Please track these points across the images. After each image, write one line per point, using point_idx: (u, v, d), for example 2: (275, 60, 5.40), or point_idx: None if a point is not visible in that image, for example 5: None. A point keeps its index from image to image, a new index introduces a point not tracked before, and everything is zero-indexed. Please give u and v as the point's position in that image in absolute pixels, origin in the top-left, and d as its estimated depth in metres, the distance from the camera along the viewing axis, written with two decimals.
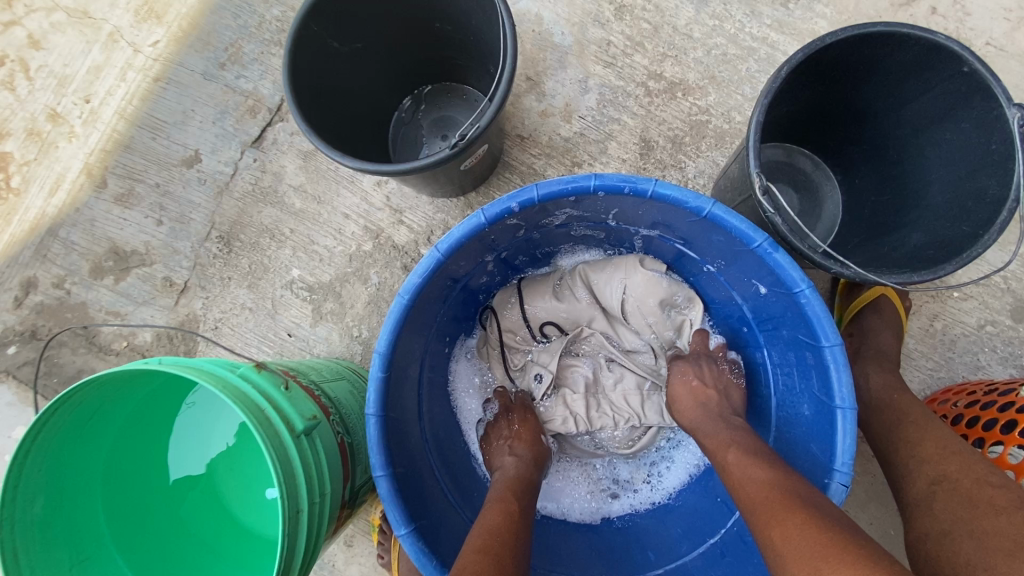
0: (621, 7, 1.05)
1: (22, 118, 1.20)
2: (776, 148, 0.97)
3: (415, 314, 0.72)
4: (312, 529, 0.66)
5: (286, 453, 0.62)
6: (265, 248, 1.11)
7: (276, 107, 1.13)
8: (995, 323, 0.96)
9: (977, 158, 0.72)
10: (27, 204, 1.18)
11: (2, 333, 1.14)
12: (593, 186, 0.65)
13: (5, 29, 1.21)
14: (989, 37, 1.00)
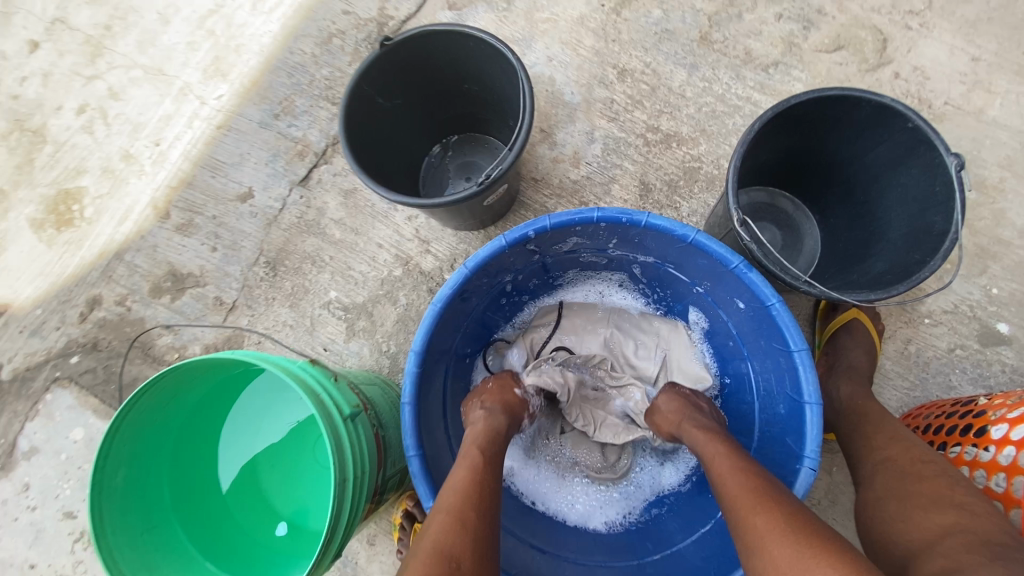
0: (622, 72, 1.22)
1: (99, 158, 1.38)
2: (759, 192, 1.11)
3: (446, 323, 0.85)
4: (355, 499, 0.77)
5: (337, 431, 0.74)
6: (306, 272, 1.25)
7: (322, 151, 1.29)
8: (965, 347, 1.06)
9: (927, 198, 0.84)
10: (97, 232, 1.34)
11: (67, 345, 1.28)
12: (595, 216, 0.80)
13: (92, 84, 1.42)
14: (947, 98, 1.14)
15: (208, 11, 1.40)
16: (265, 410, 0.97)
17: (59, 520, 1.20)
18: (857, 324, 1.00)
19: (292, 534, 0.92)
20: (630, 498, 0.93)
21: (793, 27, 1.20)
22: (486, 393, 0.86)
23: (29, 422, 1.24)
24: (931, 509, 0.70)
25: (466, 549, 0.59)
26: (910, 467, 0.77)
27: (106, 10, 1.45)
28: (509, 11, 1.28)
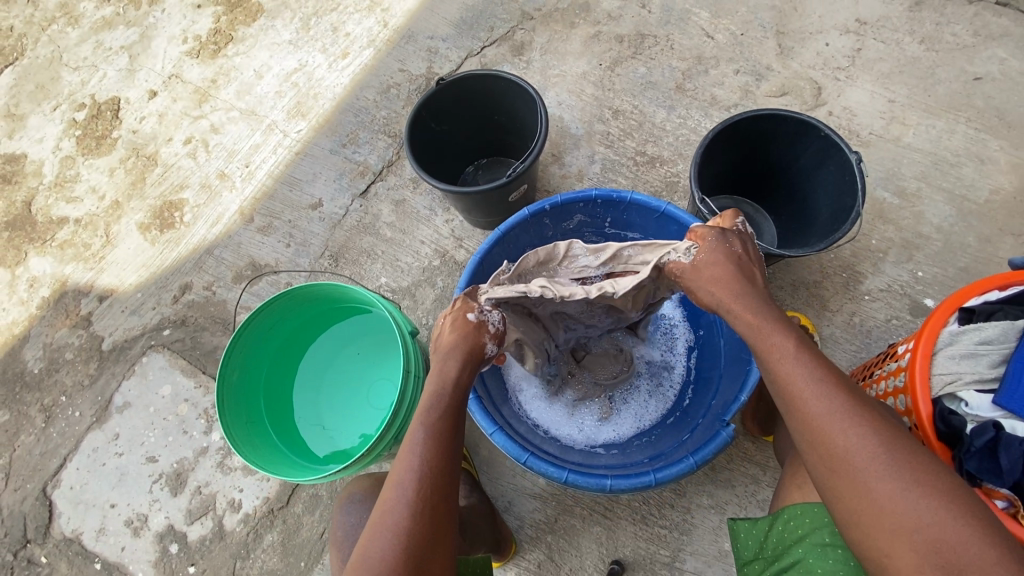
0: (616, 111, 1.57)
1: (199, 176, 1.73)
2: (727, 199, 1.39)
3: (482, 274, 1.12)
4: (411, 396, 1.01)
5: (407, 341, 1.01)
6: (362, 263, 1.54)
7: (378, 171, 1.63)
8: (899, 318, 1.30)
9: (842, 187, 1.13)
10: (193, 233, 1.65)
11: (161, 321, 1.55)
12: (594, 193, 1.09)
13: (198, 122, 1.80)
14: (871, 129, 1.46)
15: (294, 69, 1.81)
16: (328, 354, 1.24)
17: (141, 464, 1.41)
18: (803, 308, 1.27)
19: (343, 450, 1.16)
20: (619, 423, 1.17)
21: (748, 78, 1.55)
22: (441, 332, 0.89)
23: (125, 381, 1.49)
24: None
25: (398, 557, 0.69)
26: None
27: (213, 68, 1.86)
28: (528, 68, 1.66)
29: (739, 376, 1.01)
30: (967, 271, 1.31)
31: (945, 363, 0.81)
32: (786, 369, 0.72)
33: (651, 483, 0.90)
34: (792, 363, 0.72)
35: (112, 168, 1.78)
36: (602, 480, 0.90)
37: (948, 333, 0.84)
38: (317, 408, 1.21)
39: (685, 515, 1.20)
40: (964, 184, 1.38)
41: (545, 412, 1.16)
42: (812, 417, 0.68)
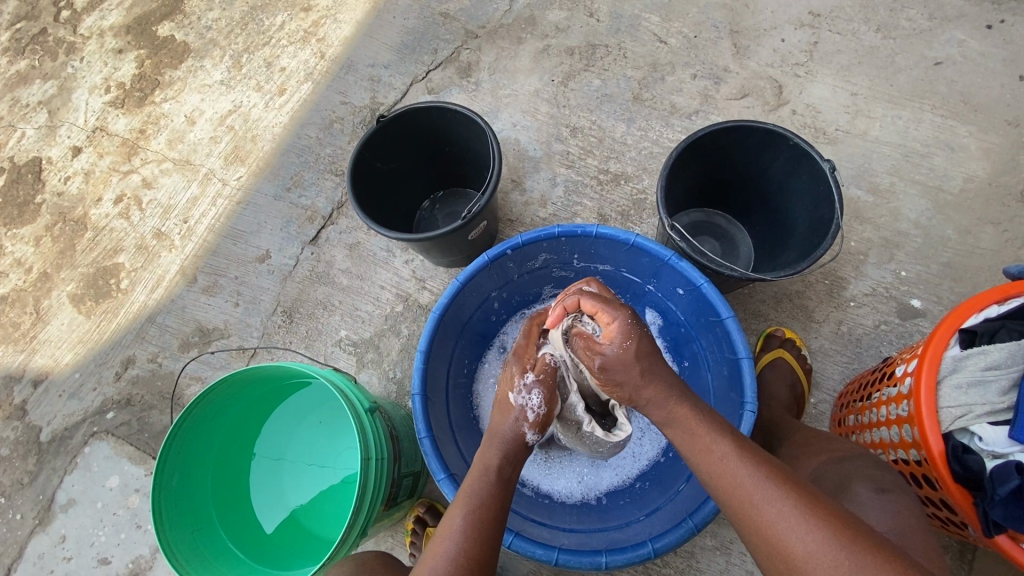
0: (574, 129, 1.49)
1: (134, 237, 1.59)
2: (697, 212, 1.34)
3: (444, 329, 1.02)
4: (376, 481, 0.91)
5: (363, 420, 0.91)
6: (318, 316, 1.43)
7: (328, 214, 1.52)
8: (888, 323, 1.24)
9: (817, 197, 1.07)
10: (132, 300, 1.52)
11: (103, 402, 1.42)
12: (556, 231, 1.00)
13: (128, 177, 1.66)
14: (837, 125, 1.41)
15: (228, 111, 1.68)
16: (286, 431, 1.14)
17: (94, 567, 1.28)
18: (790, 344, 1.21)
19: (313, 536, 1.08)
20: (620, 466, 1.07)
21: (706, 82, 1.48)
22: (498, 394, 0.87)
23: (68, 475, 1.36)
24: (814, 457, 0.89)
25: None
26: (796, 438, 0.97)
27: (140, 117, 1.71)
28: (477, 90, 1.56)
29: (733, 418, 0.93)
30: (950, 266, 1.27)
31: (951, 394, 0.76)
32: (728, 474, 0.69)
33: (650, 554, 0.83)
34: (734, 468, 0.69)
35: (37, 237, 1.62)
36: (596, 558, 0.83)
37: (950, 358, 0.78)
38: (278, 490, 1.11)
39: (689, 560, 1.13)
40: (937, 174, 1.34)
41: (537, 465, 1.08)
42: (769, 530, 0.65)
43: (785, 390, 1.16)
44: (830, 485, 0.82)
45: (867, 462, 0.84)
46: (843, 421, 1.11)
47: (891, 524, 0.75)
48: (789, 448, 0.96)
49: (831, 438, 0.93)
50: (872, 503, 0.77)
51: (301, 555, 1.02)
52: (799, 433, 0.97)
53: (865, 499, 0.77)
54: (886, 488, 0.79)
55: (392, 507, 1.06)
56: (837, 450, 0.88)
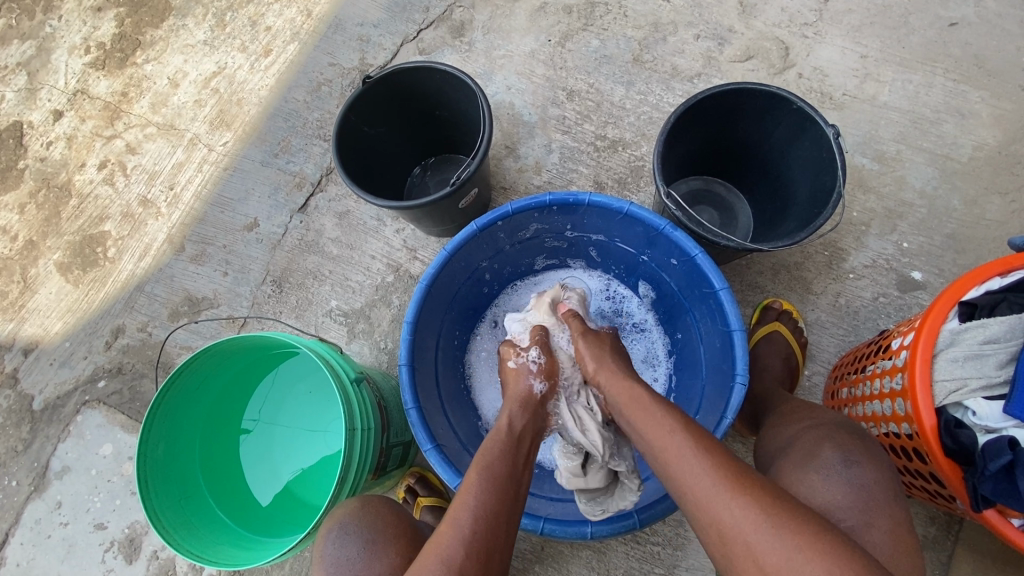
0: (571, 93, 1.43)
1: (120, 205, 1.55)
2: (695, 180, 1.30)
3: (432, 300, 1.00)
4: (362, 451, 0.90)
5: (347, 390, 0.90)
6: (308, 286, 1.40)
7: (317, 181, 1.48)
8: (887, 295, 1.22)
9: (819, 164, 1.03)
10: (120, 269, 1.49)
11: (94, 371, 1.41)
12: (548, 199, 0.97)
13: (111, 142, 1.60)
14: (844, 90, 1.35)
15: (212, 73, 1.61)
16: (275, 401, 1.14)
17: (90, 532, 1.30)
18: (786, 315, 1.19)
19: (303, 504, 1.08)
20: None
21: (710, 44, 1.42)
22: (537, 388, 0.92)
23: (62, 443, 1.36)
24: (795, 425, 0.87)
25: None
26: (784, 410, 0.95)
27: (122, 79, 1.64)
28: (470, 51, 1.50)
29: (723, 391, 0.92)
30: (954, 238, 1.23)
31: (947, 367, 0.74)
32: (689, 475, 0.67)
33: (636, 525, 0.83)
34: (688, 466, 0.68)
35: (21, 204, 1.58)
36: (582, 528, 0.83)
37: (948, 331, 0.76)
38: (269, 458, 1.11)
39: (678, 528, 1.14)
40: (946, 142, 1.29)
41: None
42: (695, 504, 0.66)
43: (779, 362, 1.15)
44: (800, 450, 0.80)
45: (835, 427, 0.82)
46: (836, 394, 1.10)
47: (856, 498, 0.72)
48: (772, 417, 0.95)
49: (818, 408, 0.91)
50: (839, 475, 0.74)
51: (291, 522, 1.03)
52: (787, 405, 0.96)
53: (831, 468, 0.75)
54: (856, 458, 0.76)
55: (381, 476, 1.06)
56: (814, 417, 0.86)
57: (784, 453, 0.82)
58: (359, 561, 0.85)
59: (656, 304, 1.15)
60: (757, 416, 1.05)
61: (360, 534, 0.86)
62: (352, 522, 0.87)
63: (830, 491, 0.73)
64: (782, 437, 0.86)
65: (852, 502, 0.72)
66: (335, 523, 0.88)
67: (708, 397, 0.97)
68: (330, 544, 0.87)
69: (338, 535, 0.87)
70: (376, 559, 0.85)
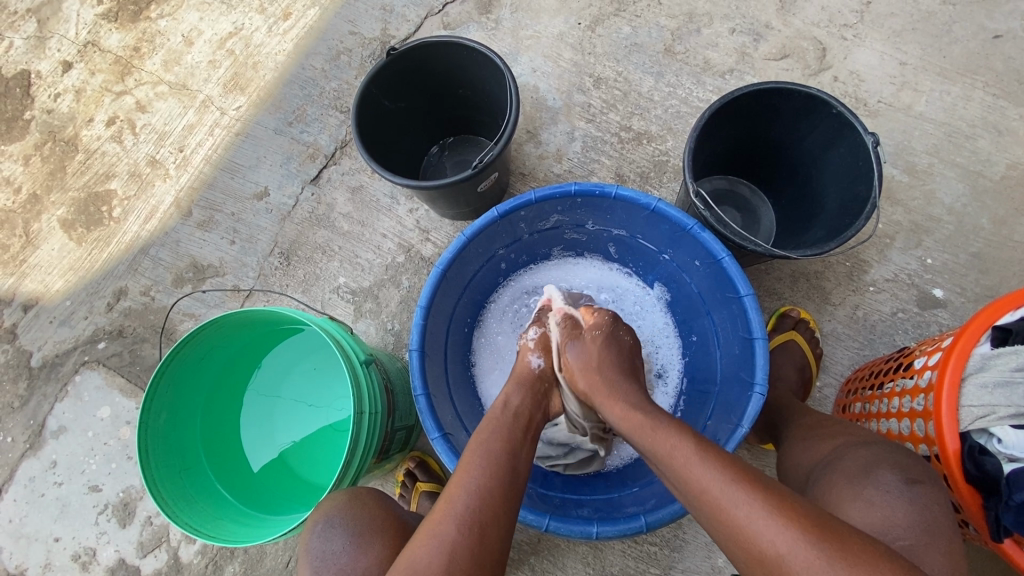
0: (598, 79, 1.39)
1: (127, 163, 1.51)
2: (720, 179, 1.27)
3: (447, 285, 0.97)
4: (368, 435, 0.89)
5: (355, 372, 0.88)
6: (317, 261, 1.38)
7: (331, 153, 1.44)
8: (906, 311, 1.19)
9: (854, 172, 1.00)
10: (125, 230, 1.46)
11: (95, 332, 1.39)
12: (573, 189, 0.94)
13: (121, 98, 1.56)
14: (880, 97, 1.31)
15: (228, 33, 1.55)
16: (279, 374, 1.12)
17: (85, 493, 1.29)
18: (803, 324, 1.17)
19: (304, 482, 1.07)
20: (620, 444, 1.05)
21: (745, 39, 1.37)
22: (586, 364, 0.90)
23: (59, 403, 1.35)
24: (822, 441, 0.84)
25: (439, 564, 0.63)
26: (811, 423, 0.92)
27: (134, 34, 1.59)
28: (497, 29, 1.45)
29: (740, 399, 0.90)
30: (979, 257, 1.21)
31: (975, 392, 0.72)
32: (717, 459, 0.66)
33: (642, 528, 0.81)
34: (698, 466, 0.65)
35: (26, 155, 1.54)
36: (588, 527, 0.82)
37: (978, 356, 0.74)
38: (269, 434, 1.10)
39: (676, 530, 1.13)
40: (979, 158, 1.26)
41: None
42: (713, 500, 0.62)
43: (794, 372, 1.13)
44: (855, 464, 0.74)
45: (891, 448, 0.76)
46: (849, 407, 1.08)
47: (917, 519, 0.67)
48: (802, 429, 0.91)
49: (842, 424, 0.88)
50: (896, 494, 0.69)
51: (290, 500, 1.02)
52: (810, 418, 0.93)
53: (889, 487, 0.70)
54: (914, 478, 0.71)
55: (384, 459, 1.05)
56: (854, 435, 0.82)
57: (832, 465, 0.77)
58: (346, 555, 0.79)
59: (671, 303, 1.13)
60: (771, 425, 1.04)
61: (348, 527, 0.81)
62: (339, 515, 0.82)
63: (891, 511, 0.68)
64: (817, 452, 0.83)
65: (911, 523, 0.67)
66: (322, 515, 0.82)
67: (720, 404, 0.96)
68: (316, 535, 0.81)
69: (324, 529, 0.81)
70: (363, 553, 0.79)
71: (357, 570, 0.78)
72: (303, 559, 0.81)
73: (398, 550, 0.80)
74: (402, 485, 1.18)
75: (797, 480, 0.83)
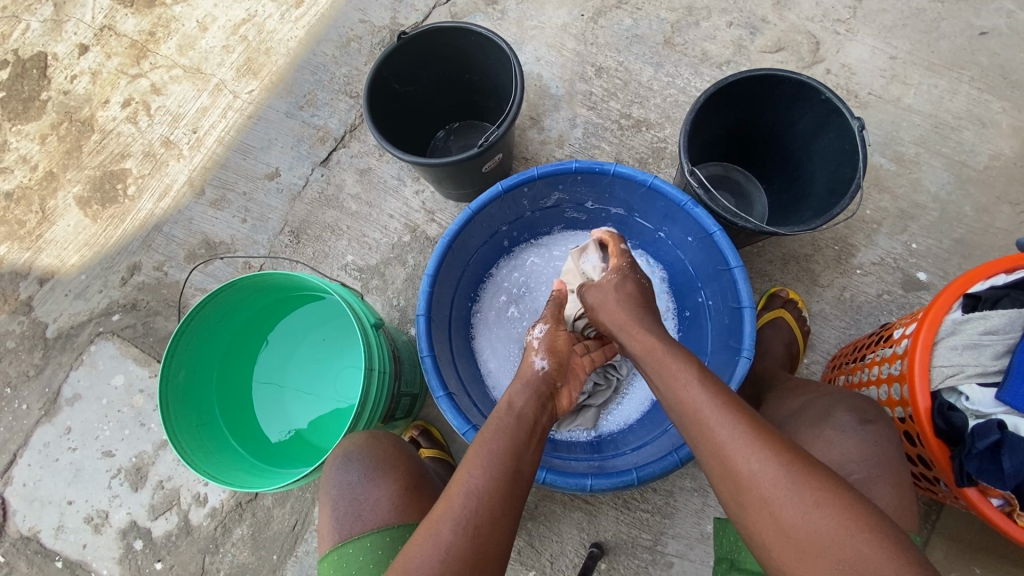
0: (599, 69, 1.44)
1: (142, 143, 1.56)
2: (716, 165, 1.32)
3: (453, 257, 1.03)
4: (377, 393, 0.94)
5: (366, 332, 0.93)
6: (326, 239, 1.42)
7: (340, 136, 1.49)
8: (891, 293, 1.25)
9: (841, 156, 1.05)
10: (139, 208, 1.51)
11: (109, 305, 1.44)
12: (574, 166, 0.99)
13: (136, 81, 1.60)
14: (870, 89, 1.36)
15: (241, 20, 1.60)
16: (289, 344, 1.16)
17: (98, 459, 1.34)
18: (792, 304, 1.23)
19: (312, 444, 1.12)
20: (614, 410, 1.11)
21: (741, 32, 1.42)
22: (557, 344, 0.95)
23: (74, 372, 1.39)
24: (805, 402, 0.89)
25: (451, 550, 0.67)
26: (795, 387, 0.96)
27: (150, 19, 1.63)
28: (502, 19, 1.50)
29: (729, 365, 0.95)
30: (962, 243, 1.26)
31: (946, 354, 0.77)
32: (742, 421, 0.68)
33: (633, 481, 0.86)
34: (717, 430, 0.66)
35: (43, 135, 1.59)
36: (582, 480, 0.86)
37: (950, 321, 0.79)
38: (280, 399, 1.14)
39: (668, 498, 1.18)
40: (964, 149, 1.31)
41: None
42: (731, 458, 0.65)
43: (781, 347, 1.18)
44: (815, 412, 0.84)
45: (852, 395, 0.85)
46: (834, 381, 1.13)
47: (869, 454, 0.76)
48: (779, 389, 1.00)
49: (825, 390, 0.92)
50: (852, 433, 0.78)
51: (300, 460, 1.07)
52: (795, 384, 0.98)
53: (845, 427, 0.79)
54: (869, 420, 0.79)
55: (389, 423, 1.10)
56: (822, 389, 0.90)
57: (799, 415, 0.86)
58: (361, 486, 0.86)
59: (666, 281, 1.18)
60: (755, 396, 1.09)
61: (365, 461, 0.87)
62: (358, 451, 0.88)
63: (847, 447, 0.77)
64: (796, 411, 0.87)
65: (864, 457, 0.76)
66: (340, 451, 0.88)
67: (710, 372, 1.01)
68: (335, 469, 0.87)
69: (343, 463, 0.87)
70: (377, 486, 0.86)
71: (374, 498, 0.85)
72: (322, 492, 0.88)
73: (407, 484, 0.88)
74: None
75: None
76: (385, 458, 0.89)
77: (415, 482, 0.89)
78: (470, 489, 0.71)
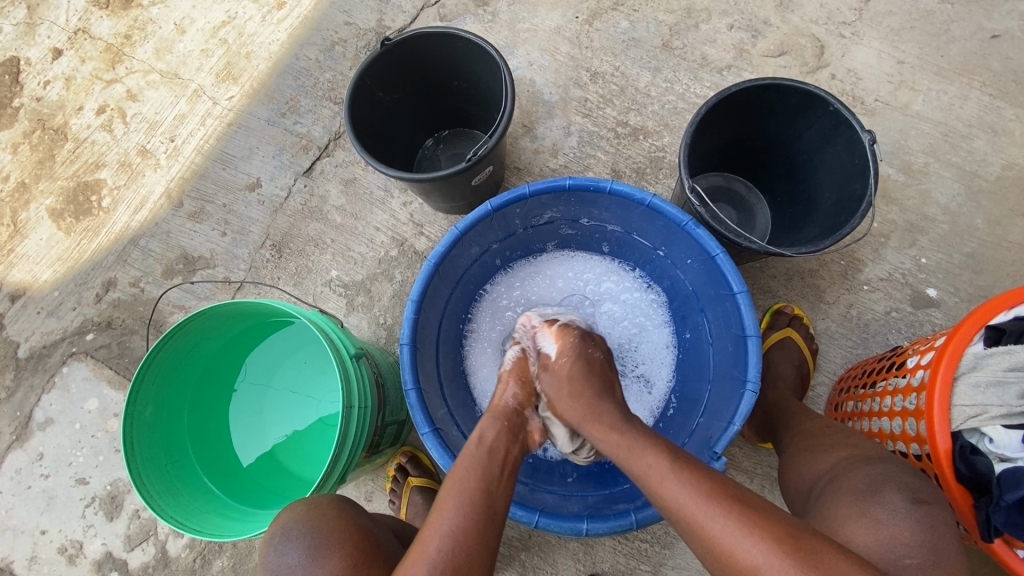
0: (595, 74, 1.38)
1: (117, 153, 1.49)
2: (716, 176, 1.26)
3: (439, 280, 0.96)
4: (358, 429, 0.88)
5: (346, 365, 0.88)
6: (309, 253, 1.36)
7: (324, 145, 1.42)
8: (900, 310, 1.19)
9: (850, 170, 1.00)
10: (114, 220, 1.44)
11: (82, 323, 1.37)
12: (567, 183, 0.93)
13: (111, 87, 1.53)
14: (877, 95, 1.30)
15: (221, 22, 1.53)
16: (269, 368, 1.12)
17: (71, 486, 1.28)
18: (797, 321, 1.17)
19: (292, 476, 1.07)
20: None
21: (743, 35, 1.36)
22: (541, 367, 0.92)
23: (46, 394, 1.33)
24: (827, 451, 0.83)
25: None
26: (814, 429, 0.91)
27: (126, 21, 1.56)
28: (493, 21, 1.43)
29: (734, 395, 0.89)
30: (973, 257, 1.21)
31: (967, 392, 0.72)
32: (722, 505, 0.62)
33: (632, 525, 0.81)
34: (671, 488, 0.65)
35: (14, 143, 1.51)
36: (578, 524, 0.81)
37: (971, 355, 0.75)
38: (258, 427, 1.09)
39: (668, 528, 1.13)
40: (975, 159, 1.25)
41: None
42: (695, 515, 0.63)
43: (791, 369, 1.12)
44: (853, 482, 0.73)
45: (896, 465, 0.75)
46: (841, 406, 1.08)
47: (913, 536, 0.67)
48: (798, 440, 0.91)
49: (844, 431, 0.87)
50: (894, 508, 0.68)
51: (280, 494, 1.02)
52: (812, 423, 0.93)
53: (891, 503, 0.69)
54: (919, 498, 0.70)
55: (374, 454, 1.04)
56: (852, 445, 0.81)
57: (830, 483, 0.76)
58: (300, 569, 0.76)
59: (666, 301, 1.13)
60: (770, 426, 1.03)
61: (303, 540, 0.78)
62: (296, 527, 0.79)
63: (887, 527, 0.68)
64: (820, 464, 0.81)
65: (916, 540, 0.66)
66: (278, 528, 0.79)
67: (715, 401, 0.96)
68: (272, 549, 0.78)
69: (280, 541, 0.79)
70: (318, 567, 0.76)
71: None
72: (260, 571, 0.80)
73: (355, 560, 0.77)
74: (392, 479, 1.17)
75: (801, 492, 0.82)
76: (329, 532, 0.79)
77: (365, 555, 0.78)
78: (445, 534, 0.67)
